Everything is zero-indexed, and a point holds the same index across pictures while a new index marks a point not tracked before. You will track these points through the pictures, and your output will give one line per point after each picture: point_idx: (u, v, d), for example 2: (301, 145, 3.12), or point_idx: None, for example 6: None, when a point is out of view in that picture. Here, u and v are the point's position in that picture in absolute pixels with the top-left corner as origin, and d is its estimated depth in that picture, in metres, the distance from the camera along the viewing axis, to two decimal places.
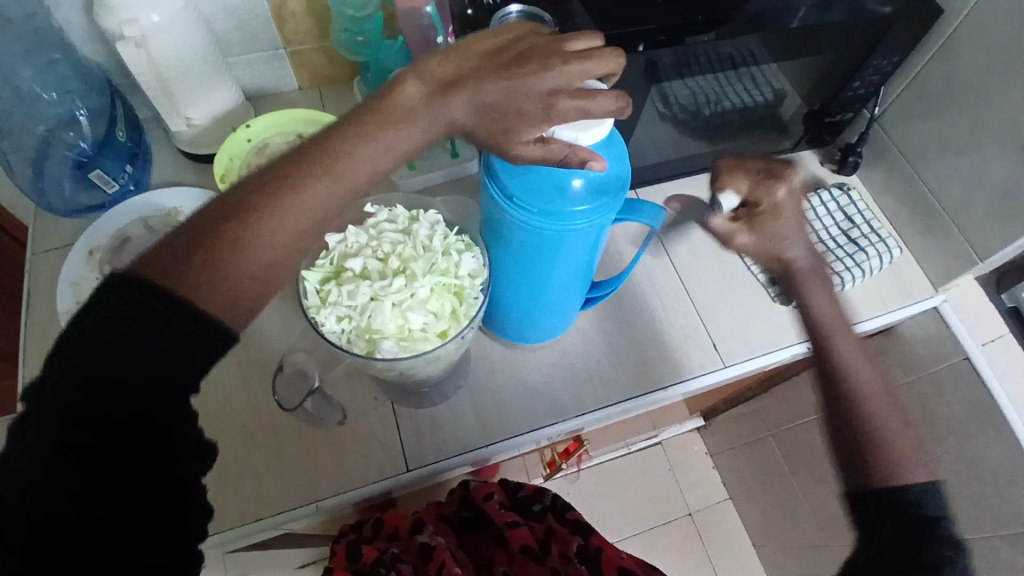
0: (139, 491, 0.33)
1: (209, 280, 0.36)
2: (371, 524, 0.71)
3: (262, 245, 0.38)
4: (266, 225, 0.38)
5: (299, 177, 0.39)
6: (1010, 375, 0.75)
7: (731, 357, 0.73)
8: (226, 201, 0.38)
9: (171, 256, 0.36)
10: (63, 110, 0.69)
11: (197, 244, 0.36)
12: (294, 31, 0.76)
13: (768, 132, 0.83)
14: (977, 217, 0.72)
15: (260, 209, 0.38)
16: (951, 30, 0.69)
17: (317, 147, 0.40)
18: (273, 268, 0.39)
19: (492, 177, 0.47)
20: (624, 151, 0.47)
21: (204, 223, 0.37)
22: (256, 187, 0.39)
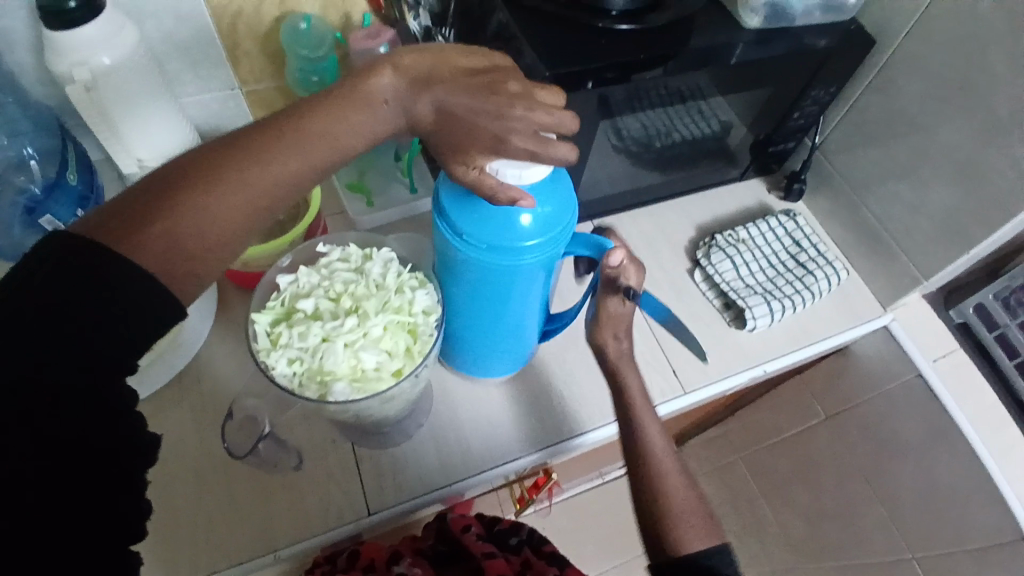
0: (74, 493, 0.33)
1: (152, 245, 0.35)
2: (343, 555, 0.65)
3: (210, 216, 0.37)
4: (218, 193, 0.37)
5: (251, 152, 0.39)
6: (963, 390, 0.77)
7: (691, 384, 0.74)
8: (181, 170, 0.38)
9: (113, 222, 0.35)
10: (12, 153, 0.67)
11: (144, 209, 0.35)
12: (250, 71, 0.76)
13: (717, 162, 0.86)
14: (918, 238, 0.76)
15: (209, 180, 0.37)
16: (883, 62, 0.73)
17: (271, 125, 0.40)
18: (221, 242, 0.38)
19: (443, 216, 0.48)
20: (571, 188, 0.48)
21: (148, 194, 0.36)
22: (212, 158, 0.38)
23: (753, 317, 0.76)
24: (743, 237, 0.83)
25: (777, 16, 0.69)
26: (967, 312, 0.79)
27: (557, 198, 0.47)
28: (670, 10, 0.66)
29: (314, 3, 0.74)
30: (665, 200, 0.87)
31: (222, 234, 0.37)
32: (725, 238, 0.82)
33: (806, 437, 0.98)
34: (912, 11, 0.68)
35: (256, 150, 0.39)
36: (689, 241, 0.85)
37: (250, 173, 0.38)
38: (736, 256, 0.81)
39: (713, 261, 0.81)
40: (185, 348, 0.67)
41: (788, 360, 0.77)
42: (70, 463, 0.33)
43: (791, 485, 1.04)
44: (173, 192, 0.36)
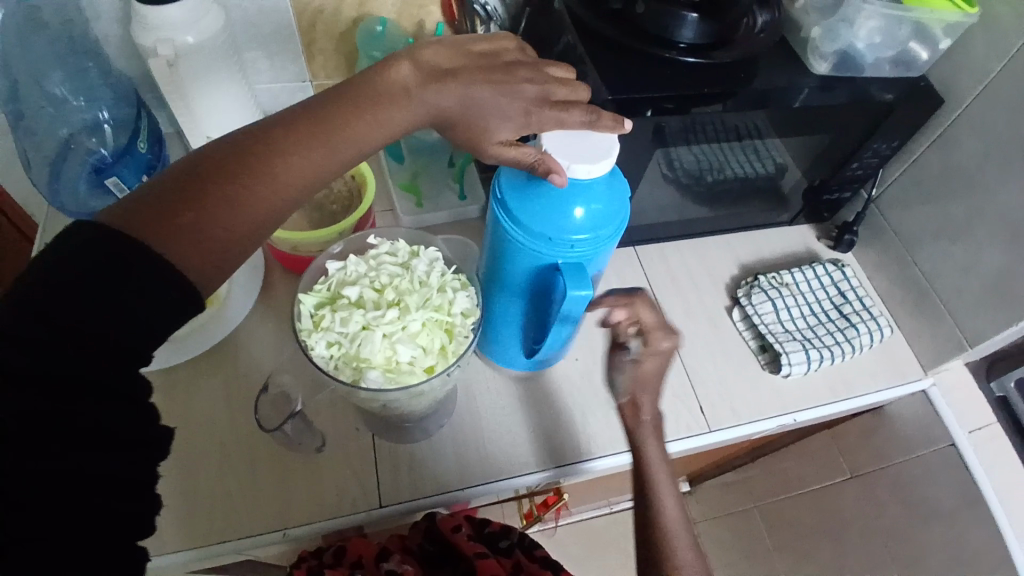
0: (85, 463, 0.32)
1: (186, 233, 0.37)
2: (330, 551, 0.62)
3: (256, 195, 0.40)
4: (250, 187, 0.40)
5: (296, 137, 0.43)
6: (997, 464, 0.74)
7: (717, 423, 0.72)
8: (210, 162, 0.40)
9: (164, 193, 0.38)
10: (88, 116, 0.70)
11: (174, 200, 0.37)
12: (323, 67, 0.79)
13: (767, 203, 0.86)
14: (968, 304, 0.74)
15: (259, 159, 0.41)
16: (949, 121, 0.72)
17: (312, 110, 0.44)
18: (262, 221, 0.41)
19: (503, 204, 0.52)
20: (625, 193, 0.52)
21: (198, 167, 0.39)
22: (241, 148, 0.41)
23: (788, 362, 0.74)
24: (787, 281, 0.82)
25: (845, 64, 0.69)
26: (1009, 385, 0.77)
27: (611, 197, 0.51)
28: (737, 48, 0.66)
29: (392, 7, 0.76)
30: (711, 235, 0.87)
31: (263, 213, 0.41)
32: (767, 279, 0.81)
33: (830, 494, 0.95)
34: (983, 73, 0.68)
35: (300, 134, 0.43)
36: (730, 278, 0.84)
37: (296, 155, 0.42)
38: (778, 299, 0.79)
39: (752, 302, 0.80)
40: (226, 322, 0.69)
41: (820, 411, 0.76)
42: (85, 436, 0.33)
43: (810, 542, 1.01)
44: (223, 168, 0.40)
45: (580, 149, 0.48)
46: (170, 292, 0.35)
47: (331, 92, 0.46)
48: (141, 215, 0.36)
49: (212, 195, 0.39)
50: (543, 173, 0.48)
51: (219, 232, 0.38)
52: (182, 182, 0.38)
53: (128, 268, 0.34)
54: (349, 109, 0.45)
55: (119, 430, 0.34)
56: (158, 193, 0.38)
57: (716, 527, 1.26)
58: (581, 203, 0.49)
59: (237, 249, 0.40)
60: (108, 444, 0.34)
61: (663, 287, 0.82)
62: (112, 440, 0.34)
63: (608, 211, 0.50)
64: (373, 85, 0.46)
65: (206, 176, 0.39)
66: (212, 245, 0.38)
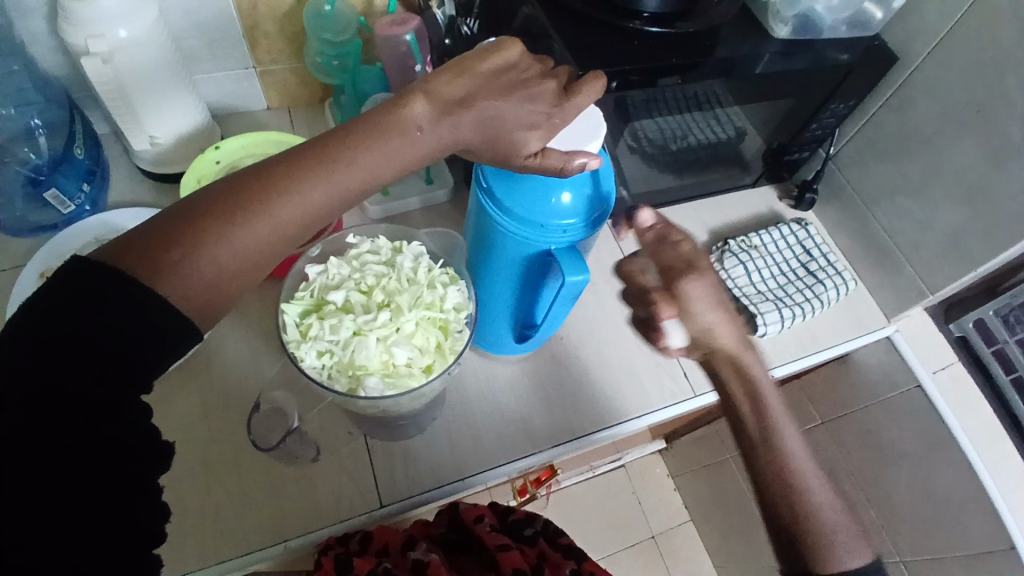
0: (90, 477, 0.32)
1: (177, 272, 0.35)
2: (356, 537, 0.61)
3: (252, 238, 0.38)
4: (250, 226, 0.38)
5: (288, 179, 0.40)
6: (959, 400, 0.79)
7: (700, 386, 0.74)
8: (213, 198, 0.38)
9: (155, 237, 0.36)
10: (21, 124, 0.64)
11: (171, 238, 0.36)
12: (267, 52, 0.74)
13: (730, 168, 0.86)
14: (926, 253, 0.78)
15: (260, 199, 0.39)
16: (903, 78, 0.74)
17: (327, 143, 0.41)
18: (255, 264, 0.39)
19: (487, 192, 0.50)
20: (609, 174, 0.51)
21: (198, 205, 0.38)
22: (248, 184, 0.39)
23: (764, 323, 0.76)
24: (756, 244, 0.84)
25: (805, 28, 0.70)
26: (967, 326, 0.82)
27: (595, 177, 0.50)
28: (701, 17, 0.65)
29: None
30: (678, 203, 0.87)
31: (255, 257, 0.39)
32: (738, 244, 0.83)
33: None
34: (933, 33, 0.70)
35: (307, 172, 0.40)
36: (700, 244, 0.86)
37: (301, 194, 0.40)
38: (748, 262, 0.82)
39: (726, 267, 0.82)
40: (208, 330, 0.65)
41: (796, 365, 0.78)
42: (86, 452, 0.32)
43: None
44: (221, 209, 0.38)
45: (579, 132, 0.47)
46: (148, 318, 0.34)
47: (346, 121, 0.43)
48: (137, 253, 0.35)
49: (207, 239, 0.37)
50: (578, 169, 0.46)
51: (208, 278, 0.37)
52: (181, 219, 0.37)
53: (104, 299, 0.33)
54: (356, 143, 0.41)
55: (121, 434, 0.34)
56: (150, 236, 0.36)
57: (690, 480, 1.29)
58: (564, 190, 0.48)
59: (228, 293, 0.38)
60: (111, 453, 0.33)
61: None
62: (117, 451, 0.33)
63: (591, 195, 0.49)
64: (395, 108, 0.43)
65: (205, 213, 0.37)
66: (196, 294, 0.36)
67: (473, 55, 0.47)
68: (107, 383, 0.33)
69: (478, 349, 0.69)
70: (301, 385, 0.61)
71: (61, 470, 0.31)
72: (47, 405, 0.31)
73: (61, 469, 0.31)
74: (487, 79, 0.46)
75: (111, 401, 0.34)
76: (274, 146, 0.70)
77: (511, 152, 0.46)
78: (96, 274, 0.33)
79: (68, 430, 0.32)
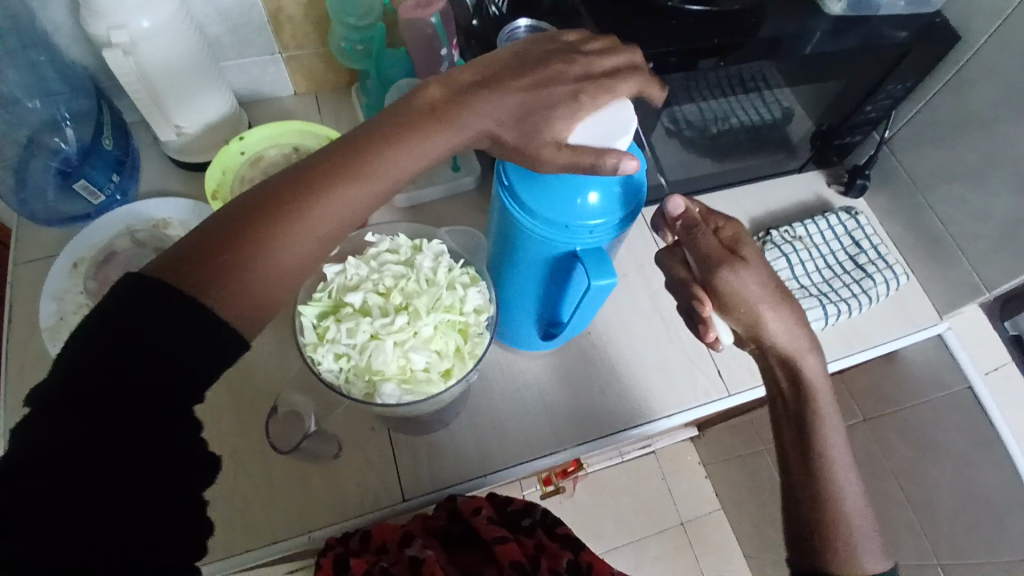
0: (160, 484, 0.33)
1: (233, 276, 0.37)
2: (356, 535, 0.63)
3: (303, 234, 0.40)
4: (295, 227, 0.39)
5: (326, 178, 0.41)
6: (1013, 406, 0.73)
7: (735, 385, 0.71)
8: (257, 202, 0.39)
9: (217, 241, 0.38)
10: (47, 115, 0.67)
11: (224, 244, 0.37)
12: (292, 36, 0.72)
13: (775, 152, 0.81)
14: (984, 248, 0.72)
15: (316, 193, 0.40)
16: (967, 57, 0.68)
17: (374, 137, 0.43)
18: (306, 259, 0.40)
19: (509, 190, 0.48)
20: (638, 170, 0.48)
21: (257, 205, 0.39)
22: (289, 185, 0.40)
23: (806, 319, 0.72)
24: (800, 234, 0.79)
25: (860, 3, 0.64)
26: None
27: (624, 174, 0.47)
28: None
29: None
30: (717, 189, 0.83)
31: (310, 251, 0.40)
32: (780, 234, 0.79)
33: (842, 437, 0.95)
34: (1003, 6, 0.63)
35: (359, 164, 0.42)
36: (740, 234, 0.82)
37: (352, 187, 0.41)
38: (792, 254, 0.78)
39: (766, 259, 0.78)
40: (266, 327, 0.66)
41: (839, 364, 0.74)
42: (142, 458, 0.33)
43: None
44: (278, 208, 0.39)
45: (612, 124, 0.44)
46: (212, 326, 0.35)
47: (376, 119, 0.44)
48: (193, 260, 0.37)
49: (266, 237, 0.38)
50: (612, 168, 0.43)
51: (270, 274, 0.39)
52: (230, 225, 0.38)
53: (183, 313, 0.35)
54: (388, 140, 0.43)
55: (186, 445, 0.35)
56: (213, 241, 0.38)
57: (723, 469, 1.27)
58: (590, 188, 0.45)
59: (288, 287, 0.40)
60: (178, 463, 0.34)
61: None
62: (184, 462, 0.35)
63: (618, 192, 0.46)
64: (418, 105, 0.44)
65: (253, 216, 0.39)
66: (252, 294, 0.38)
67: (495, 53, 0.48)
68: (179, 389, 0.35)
69: (501, 341, 0.68)
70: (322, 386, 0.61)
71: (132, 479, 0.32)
72: (101, 417, 0.32)
73: (133, 477, 0.32)
74: (501, 78, 0.45)
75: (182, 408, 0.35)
76: (300, 135, 0.69)
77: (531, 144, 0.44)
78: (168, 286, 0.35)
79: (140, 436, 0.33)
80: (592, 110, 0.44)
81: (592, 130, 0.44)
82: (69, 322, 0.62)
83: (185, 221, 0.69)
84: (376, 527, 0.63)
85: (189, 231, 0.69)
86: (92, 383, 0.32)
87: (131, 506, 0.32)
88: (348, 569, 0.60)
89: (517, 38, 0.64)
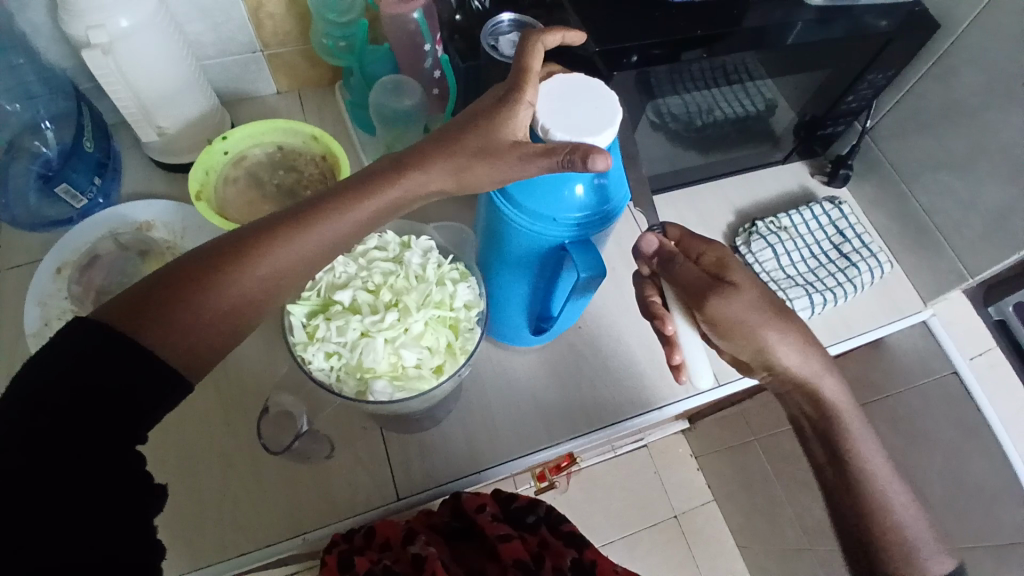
0: (110, 507, 0.35)
1: (171, 328, 0.38)
2: (360, 531, 0.63)
3: (244, 289, 0.40)
4: (237, 282, 0.40)
5: (275, 234, 0.41)
6: (998, 389, 0.75)
7: (723, 375, 0.71)
8: (204, 256, 0.40)
9: (163, 287, 0.38)
10: (27, 118, 0.65)
11: (167, 295, 0.38)
12: (273, 34, 0.72)
13: (760, 144, 0.82)
14: (967, 234, 0.73)
15: (265, 243, 0.41)
16: (947, 46, 0.69)
17: (329, 193, 0.44)
18: (247, 311, 0.41)
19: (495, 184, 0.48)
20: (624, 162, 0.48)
21: (206, 256, 0.40)
22: (239, 241, 0.41)
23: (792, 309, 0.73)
24: (785, 225, 0.80)
25: None
26: (1007, 310, 0.77)
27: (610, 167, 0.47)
28: None
29: None
30: (703, 181, 0.83)
31: (253, 298, 0.41)
32: (766, 225, 0.79)
33: None
34: None
35: (311, 218, 0.42)
36: (726, 225, 0.82)
37: (300, 239, 0.42)
38: (777, 245, 0.78)
39: (752, 250, 0.78)
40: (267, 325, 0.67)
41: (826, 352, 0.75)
42: (91, 478, 0.34)
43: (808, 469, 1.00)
44: (225, 259, 0.40)
45: (587, 123, 0.43)
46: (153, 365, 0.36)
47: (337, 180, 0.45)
48: (135, 312, 0.37)
49: (208, 283, 0.39)
50: (581, 160, 0.40)
51: (209, 320, 0.39)
52: (175, 279, 0.39)
53: (122, 356, 0.35)
54: (341, 199, 0.43)
55: (133, 468, 0.37)
56: (159, 286, 0.39)
57: (714, 460, 1.27)
58: (578, 181, 0.45)
59: (226, 335, 0.40)
60: (127, 486, 0.36)
61: None
62: (133, 484, 0.36)
63: (605, 186, 0.46)
64: (375, 168, 0.45)
65: (198, 270, 0.39)
66: (190, 348, 0.38)
67: (476, 104, 0.46)
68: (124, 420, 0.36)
69: (491, 338, 0.68)
70: (311, 386, 0.60)
71: (79, 506, 0.33)
72: (50, 447, 0.34)
73: (80, 503, 0.34)
74: (473, 115, 0.45)
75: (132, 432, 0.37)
76: (282, 133, 0.68)
77: (505, 155, 0.43)
78: (112, 328, 0.36)
79: (87, 463, 0.34)
80: (576, 114, 0.43)
81: (578, 127, 0.43)
82: (53, 328, 0.61)
83: (169, 223, 0.69)
84: (380, 524, 0.63)
85: (175, 234, 0.68)
86: (49, 406, 0.34)
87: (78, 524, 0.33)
88: (352, 566, 0.59)
89: (501, 34, 0.64)
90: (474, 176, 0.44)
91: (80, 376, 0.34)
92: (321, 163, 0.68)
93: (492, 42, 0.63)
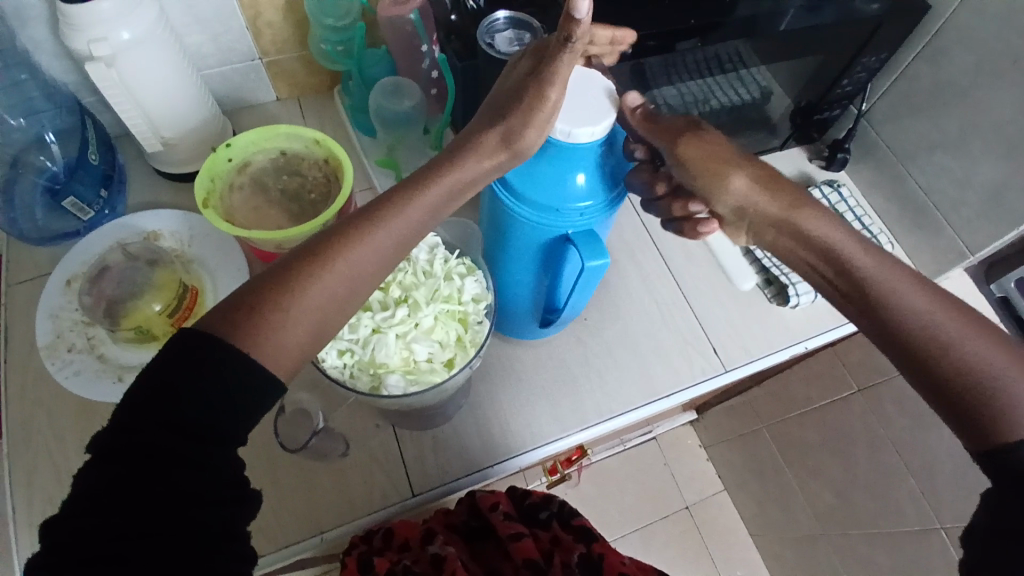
0: (177, 522, 0.32)
1: (264, 335, 0.36)
2: (379, 533, 0.65)
3: (329, 289, 0.38)
4: (320, 284, 0.38)
5: (351, 234, 0.40)
6: None
7: (731, 362, 0.72)
8: (286, 262, 0.39)
9: (254, 294, 0.37)
10: (32, 133, 0.65)
11: (255, 299, 0.36)
12: (271, 42, 0.73)
13: (758, 132, 0.82)
14: (966, 215, 0.73)
15: (348, 240, 0.40)
16: (939, 25, 0.69)
17: (397, 190, 0.43)
18: (333, 312, 0.39)
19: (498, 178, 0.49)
20: (624, 151, 0.49)
21: (290, 262, 0.39)
22: (319, 243, 0.40)
23: (796, 293, 0.74)
24: None
25: None
26: (1009, 286, 0.76)
27: (612, 155, 0.48)
28: None
29: None
30: None
31: (340, 295, 0.39)
32: None
33: (834, 412, 0.95)
34: None
35: (388, 212, 0.41)
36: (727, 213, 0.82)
37: (378, 232, 0.40)
38: None
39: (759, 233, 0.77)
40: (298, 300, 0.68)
41: (829, 335, 0.76)
42: (170, 490, 0.33)
43: (819, 454, 1.00)
44: (309, 262, 0.38)
45: (588, 111, 0.44)
46: (230, 376, 0.34)
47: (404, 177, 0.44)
48: (227, 324, 0.36)
49: (297, 285, 0.37)
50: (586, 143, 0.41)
51: (299, 322, 0.37)
52: (258, 286, 0.37)
53: (200, 360, 0.34)
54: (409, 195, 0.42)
55: (205, 486, 0.34)
56: (250, 290, 0.37)
57: (724, 450, 1.27)
58: (580, 173, 0.46)
59: (310, 338, 0.38)
60: (195, 500, 0.33)
61: (661, 233, 0.79)
62: (209, 501, 0.34)
63: (607, 176, 0.47)
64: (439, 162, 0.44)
65: (279, 276, 0.38)
66: (282, 354, 0.37)
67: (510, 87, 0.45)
68: (203, 429, 0.34)
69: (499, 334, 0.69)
70: None
71: (142, 518, 0.32)
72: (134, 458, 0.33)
73: (150, 516, 0.32)
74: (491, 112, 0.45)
75: (214, 440, 0.35)
76: (285, 139, 0.68)
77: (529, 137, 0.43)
78: (200, 343, 0.34)
79: (159, 473, 0.33)
80: (575, 102, 0.44)
81: (584, 113, 0.43)
82: (65, 340, 0.63)
83: (176, 232, 0.70)
84: (398, 525, 0.65)
85: (182, 242, 0.69)
86: (148, 420, 0.33)
87: (154, 532, 0.32)
88: (371, 567, 0.61)
89: (497, 31, 0.63)
90: (526, 142, 0.43)
91: (163, 390, 0.34)
92: (323, 167, 0.69)
93: (489, 40, 0.62)
